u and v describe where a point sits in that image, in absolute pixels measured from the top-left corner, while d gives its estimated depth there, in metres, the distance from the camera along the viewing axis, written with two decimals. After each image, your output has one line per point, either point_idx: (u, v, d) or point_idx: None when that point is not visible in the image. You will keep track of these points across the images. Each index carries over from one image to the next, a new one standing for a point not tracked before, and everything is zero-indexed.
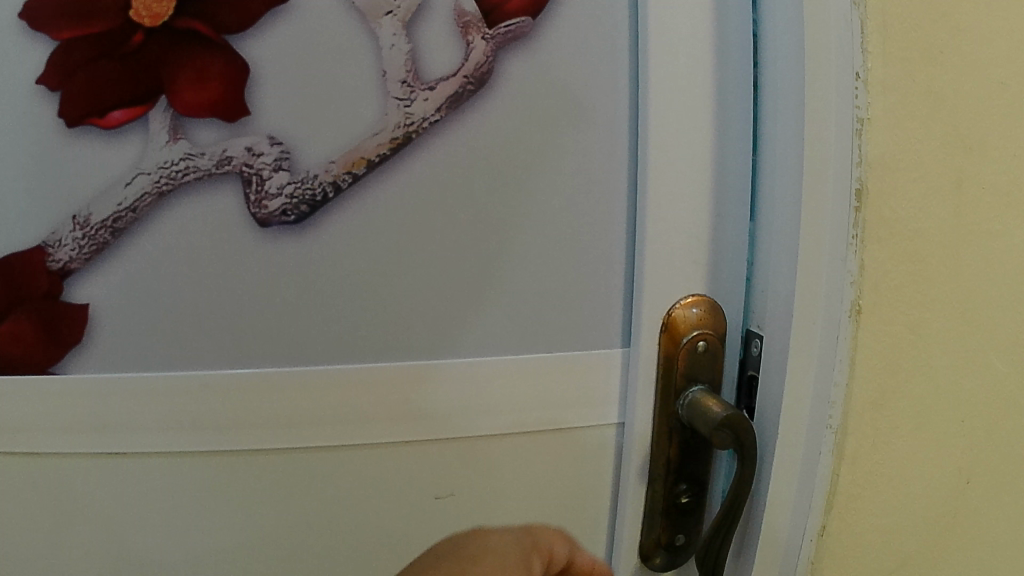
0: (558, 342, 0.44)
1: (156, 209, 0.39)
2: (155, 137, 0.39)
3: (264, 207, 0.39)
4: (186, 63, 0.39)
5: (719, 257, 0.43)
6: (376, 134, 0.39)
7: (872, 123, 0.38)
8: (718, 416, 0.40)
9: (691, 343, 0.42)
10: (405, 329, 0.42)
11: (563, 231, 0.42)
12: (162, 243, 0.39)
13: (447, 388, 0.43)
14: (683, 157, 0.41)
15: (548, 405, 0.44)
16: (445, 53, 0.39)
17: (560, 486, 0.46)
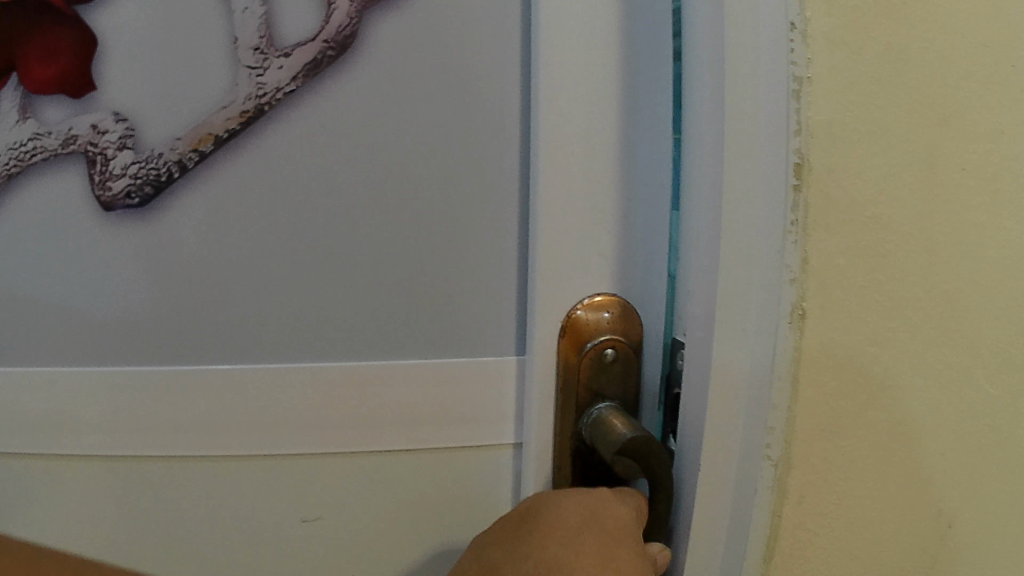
0: (445, 346, 0.38)
1: (6, 194, 0.36)
2: (4, 117, 0.35)
3: (108, 189, 0.36)
4: (38, 36, 0.35)
5: (630, 250, 0.36)
6: (226, 107, 0.35)
7: (815, 83, 0.31)
8: (621, 438, 0.34)
9: (595, 351, 0.36)
10: (267, 326, 0.37)
11: (447, 217, 0.37)
12: (10, 229, 0.36)
13: (319, 394, 0.38)
14: (584, 128, 0.35)
15: (436, 421, 0.38)
16: (303, 16, 0.35)
17: (449, 511, 0.39)
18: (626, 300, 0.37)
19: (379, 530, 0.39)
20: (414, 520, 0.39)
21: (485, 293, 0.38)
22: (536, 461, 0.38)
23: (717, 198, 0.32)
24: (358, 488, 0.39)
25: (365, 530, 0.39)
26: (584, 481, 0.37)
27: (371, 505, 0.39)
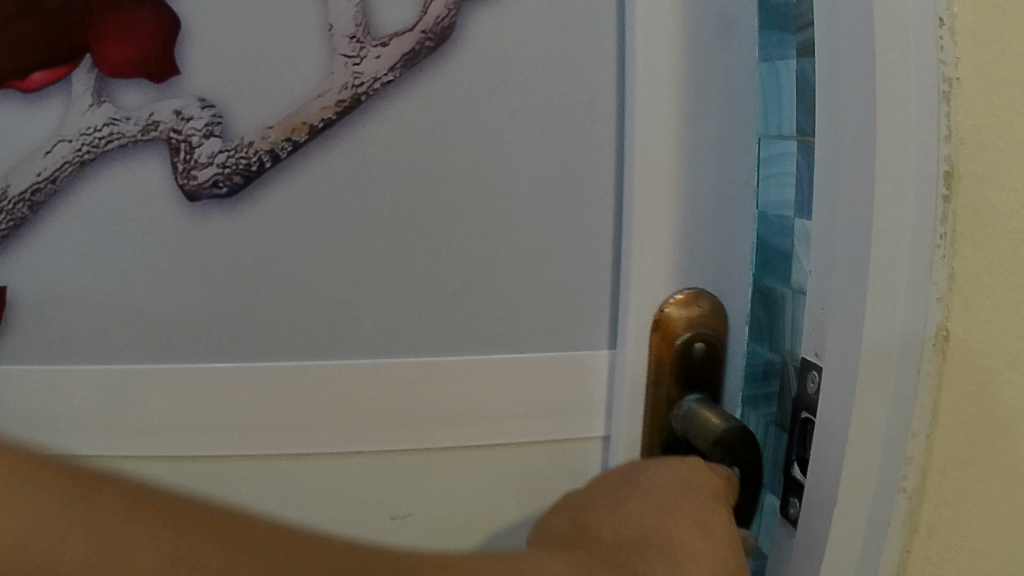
0: (538, 342, 0.36)
1: (78, 180, 0.33)
2: (77, 100, 0.33)
3: (193, 178, 0.33)
4: (115, 16, 0.32)
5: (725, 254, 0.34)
6: (321, 95, 0.33)
7: (964, 83, 0.25)
8: (717, 430, 0.31)
9: (684, 343, 0.34)
10: (353, 320, 0.35)
11: (548, 215, 0.35)
12: (87, 216, 0.34)
13: (407, 390, 0.35)
14: (702, 127, 0.33)
15: (528, 425, 0.36)
16: (400, 5, 0.32)
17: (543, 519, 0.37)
18: (721, 295, 0.34)
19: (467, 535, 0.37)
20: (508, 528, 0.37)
21: (582, 295, 0.36)
22: None
23: (842, 190, 0.27)
24: (447, 491, 0.37)
25: (455, 535, 0.37)
26: None
27: (460, 508, 0.37)
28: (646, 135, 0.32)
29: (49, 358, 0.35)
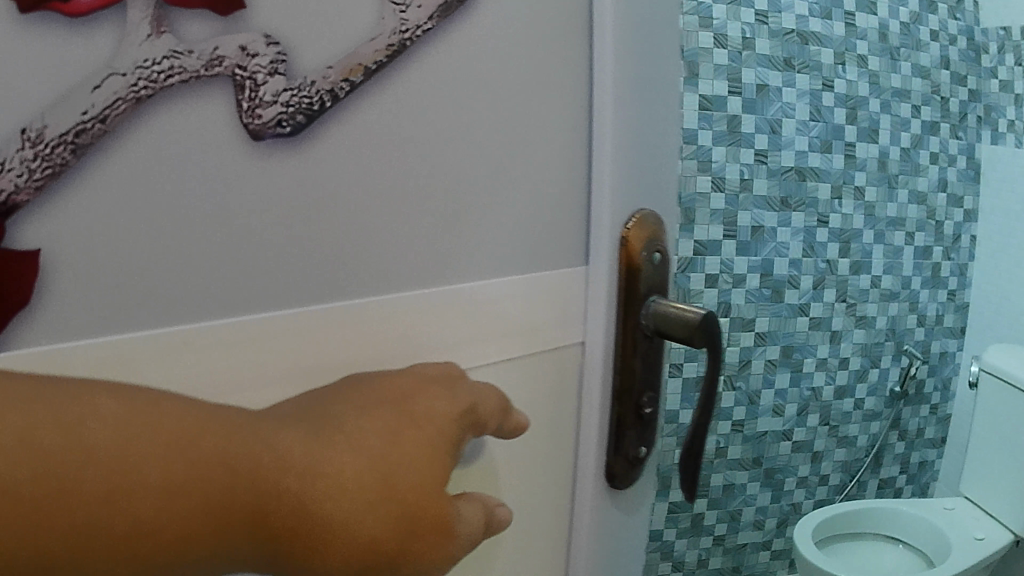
0: (508, 270, 0.61)
1: (131, 119, 0.41)
2: (134, 31, 0.41)
3: (258, 117, 0.45)
4: None
5: (627, 150, 0.64)
6: (374, 40, 0.48)
7: None
8: (695, 319, 0.65)
9: (648, 257, 0.66)
10: (411, 269, 0.55)
11: (520, 154, 0.59)
12: (135, 156, 0.42)
13: (467, 306, 0.59)
14: (623, 90, 0.62)
15: (541, 328, 0.64)
16: None
17: (546, 387, 0.66)
18: (657, 215, 0.67)
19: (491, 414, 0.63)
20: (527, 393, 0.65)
21: (511, 212, 0.60)
22: (593, 347, 0.67)
23: None
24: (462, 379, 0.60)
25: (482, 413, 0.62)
26: (640, 347, 0.68)
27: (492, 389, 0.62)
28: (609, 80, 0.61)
29: (109, 286, 0.42)
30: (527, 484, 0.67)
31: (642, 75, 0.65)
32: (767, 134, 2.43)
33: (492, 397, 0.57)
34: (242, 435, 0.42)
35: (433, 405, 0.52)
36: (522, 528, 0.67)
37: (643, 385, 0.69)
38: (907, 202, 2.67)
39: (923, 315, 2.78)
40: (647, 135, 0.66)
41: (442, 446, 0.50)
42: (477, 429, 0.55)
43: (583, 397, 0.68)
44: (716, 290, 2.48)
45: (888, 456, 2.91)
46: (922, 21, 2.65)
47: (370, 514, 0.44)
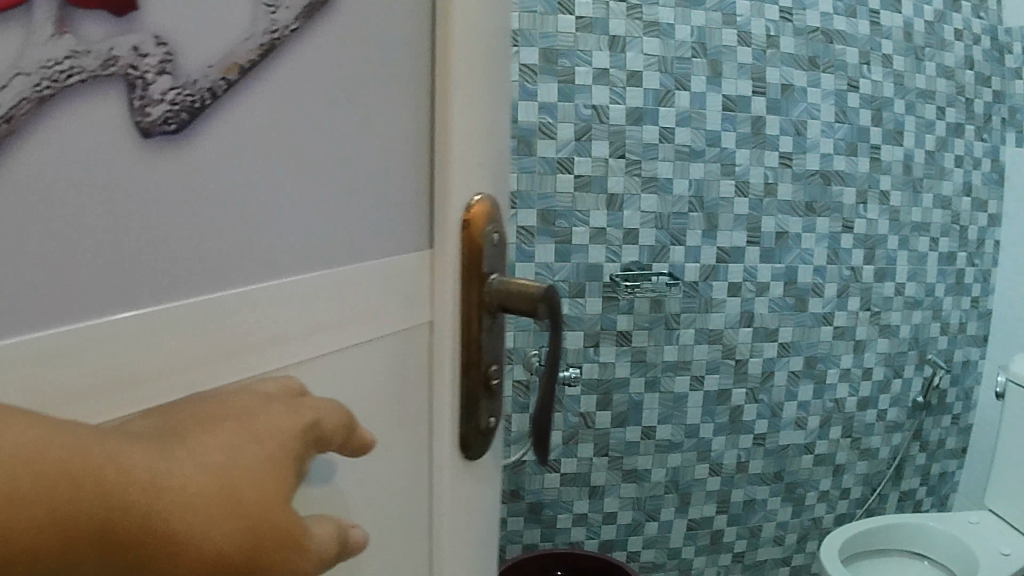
0: (371, 254, 0.62)
1: (35, 124, 0.38)
2: (39, 28, 0.38)
3: (147, 117, 0.43)
4: None
5: (476, 142, 0.68)
6: (248, 40, 0.48)
7: None
8: (538, 293, 0.71)
9: (488, 234, 0.70)
10: (286, 256, 0.55)
11: (376, 148, 0.61)
12: (38, 162, 0.39)
13: (335, 292, 0.59)
14: (473, 87, 0.67)
15: (403, 309, 0.66)
16: None
17: (406, 370, 0.68)
18: (493, 195, 0.71)
19: (360, 400, 0.63)
20: (389, 377, 0.66)
21: (370, 201, 0.61)
22: (443, 327, 0.70)
23: None
24: (330, 366, 0.60)
25: (351, 398, 0.62)
26: (485, 321, 0.72)
27: (359, 375, 0.63)
28: (462, 77, 0.65)
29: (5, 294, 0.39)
30: (393, 466, 0.69)
31: (489, 74, 0.69)
32: (792, 135, 2.40)
33: (336, 414, 0.53)
34: (76, 442, 0.34)
35: (277, 414, 0.47)
36: (399, 507, 0.70)
37: (490, 358, 0.74)
38: (932, 206, 2.61)
39: (947, 322, 2.69)
40: (491, 128, 0.70)
41: (287, 458, 0.45)
42: (320, 446, 0.51)
43: (439, 376, 0.71)
44: (740, 298, 2.40)
45: (909, 468, 2.78)
46: (949, 18, 2.56)
47: (222, 530, 0.38)
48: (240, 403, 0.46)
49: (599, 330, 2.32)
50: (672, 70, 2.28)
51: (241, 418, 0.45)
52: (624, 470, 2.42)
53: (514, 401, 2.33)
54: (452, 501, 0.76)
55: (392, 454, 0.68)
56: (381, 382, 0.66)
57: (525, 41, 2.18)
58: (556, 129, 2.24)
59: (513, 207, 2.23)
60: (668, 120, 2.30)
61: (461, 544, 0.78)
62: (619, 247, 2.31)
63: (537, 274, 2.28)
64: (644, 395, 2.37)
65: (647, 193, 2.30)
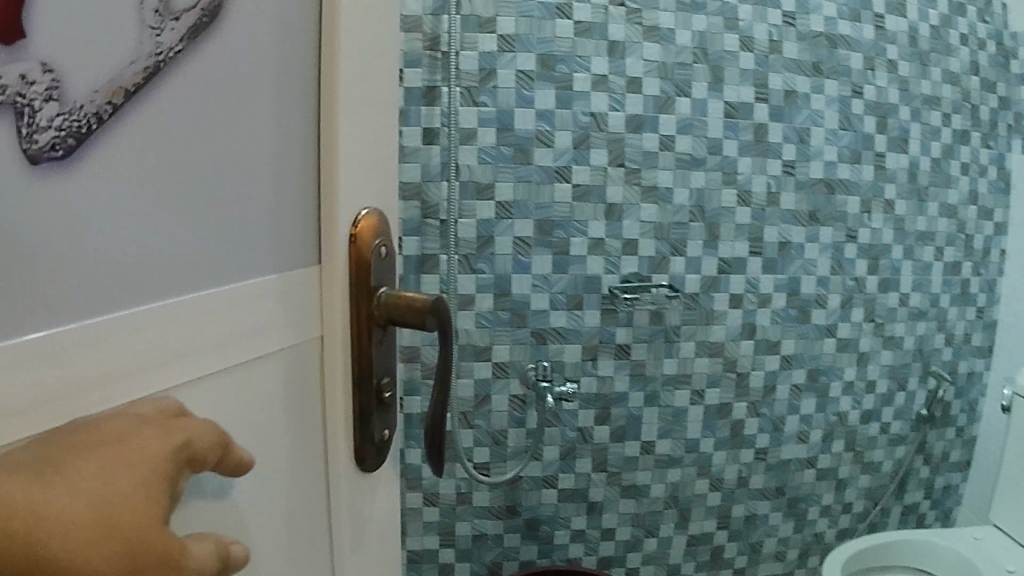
0: (260, 269, 0.64)
1: None
2: None
3: (35, 143, 0.44)
4: None
5: (361, 158, 0.70)
6: (134, 62, 0.48)
7: None
8: (427, 304, 0.74)
9: (376, 251, 0.72)
10: (175, 272, 0.55)
11: (261, 163, 0.62)
12: None
13: (227, 308, 0.60)
14: (360, 104, 0.69)
15: (294, 322, 0.68)
16: None
17: (297, 380, 0.70)
18: (380, 208, 0.73)
19: (253, 414, 0.65)
20: (280, 387, 0.68)
21: (256, 215, 0.63)
22: (333, 338, 0.72)
23: None
24: (223, 383, 0.61)
25: (241, 410, 0.63)
26: (375, 334, 0.74)
27: (253, 390, 0.64)
28: (349, 94, 0.67)
29: None
30: (286, 474, 0.70)
31: (375, 90, 0.71)
32: (795, 143, 2.35)
33: (208, 435, 0.55)
34: None
35: (152, 440, 0.49)
36: (291, 514, 0.72)
37: (382, 370, 0.77)
38: (937, 215, 2.56)
39: (951, 333, 2.64)
40: (376, 142, 0.72)
41: (159, 483, 0.48)
42: (192, 467, 0.53)
43: (330, 385, 0.73)
44: (742, 310, 2.34)
45: (913, 481, 2.73)
46: (954, 23, 2.51)
47: (97, 555, 0.42)
48: (118, 428, 0.48)
49: (598, 343, 2.26)
50: (673, 76, 2.22)
51: (118, 445, 0.47)
52: (623, 486, 2.36)
53: (510, 416, 2.27)
54: (349, 504, 0.78)
55: (284, 461, 0.70)
56: (272, 392, 0.67)
57: (522, 46, 2.12)
58: (553, 137, 2.18)
59: (510, 217, 2.19)
60: (669, 127, 2.23)
61: (360, 541, 0.82)
62: (618, 257, 2.25)
63: (534, 286, 2.22)
64: (643, 409, 2.32)
65: (647, 203, 2.24)
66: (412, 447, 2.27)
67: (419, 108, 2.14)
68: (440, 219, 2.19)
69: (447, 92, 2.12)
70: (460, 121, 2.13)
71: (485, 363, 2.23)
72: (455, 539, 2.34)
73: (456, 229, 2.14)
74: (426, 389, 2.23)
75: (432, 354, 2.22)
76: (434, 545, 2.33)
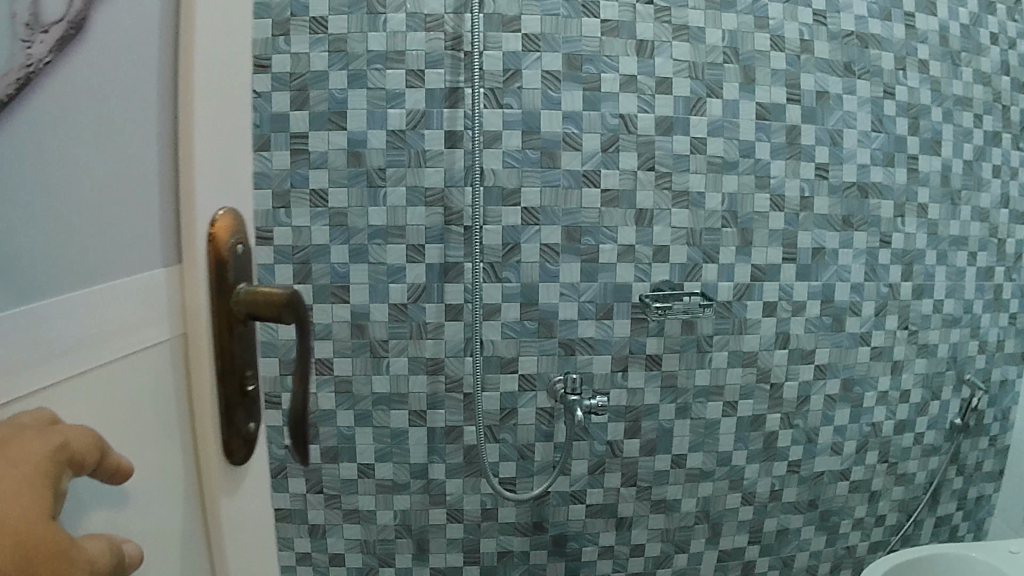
0: (123, 272, 0.52)
1: None
2: None
3: None
4: None
5: (225, 157, 0.62)
6: (5, 75, 0.41)
7: None
8: (285, 298, 0.62)
9: (231, 244, 0.61)
10: (38, 291, 0.45)
11: (127, 160, 0.53)
12: None
13: (89, 315, 0.49)
14: (222, 100, 0.61)
15: (156, 328, 0.56)
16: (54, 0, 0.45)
17: (163, 396, 0.58)
18: (238, 209, 0.64)
19: (120, 436, 0.54)
20: (146, 405, 0.56)
21: (119, 215, 0.52)
22: (199, 346, 0.60)
23: None
24: (85, 402, 0.50)
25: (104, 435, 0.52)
26: (232, 333, 0.62)
27: (117, 409, 0.53)
28: (214, 90, 0.59)
29: None
30: (156, 508, 0.58)
31: (235, 89, 0.63)
32: (828, 145, 2.27)
33: (88, 435, 0.47)
34: None
35: (30, 432, 0.42)
36: (166, 551, 0.59)
37: (244, 373, 0.64)
38: (970, 219, 2.49)
39: (985, 340, 2.57)
40: (235, 142, 0.64)
41: (50, 471, 0.41)
42: (75, 468, 0.45)
43: (200, 400, 0.61)
44: (775, 319, 2.27)
45: (946, 493, 2.66)
46: (984, 22, 2.44)
47: None
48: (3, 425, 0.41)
49: (628, 353, 2.19)
50: (704, 76, 2.14)
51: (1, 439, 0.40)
52: (652, 501, 2.28)
53: (538, 430, 2.18)
54: (233, 525, 0.67)
55: (158, 490, 0.58)
56: (136, 412, 0.55)
57: (547, 46, 2.04)
58: (581, 140, 2.10)
59: (537, 223, 2.11)
60: (700, 129, 2.15)
61: (246, 556, 0.70)
62: (649, 265, 2.17)
63: (562, 295, 2.14)
64: (674, 422, 2.24)
65: (678, 208, 2.17)
66: (436, 462, 2.19)
67: (442, 111, 2.05)
68: (464, 225, 2.10)
69: (470, 93, 2.03)
70: (483, 124, 2.05)
71: (511, 375, 2.15)
72: (480, 557, 2.25)
73: (481, 236, 2.06)
74: (451, 402, 2.16)
75: (456, 367, 2.16)
76: (459, 563, 2.25)
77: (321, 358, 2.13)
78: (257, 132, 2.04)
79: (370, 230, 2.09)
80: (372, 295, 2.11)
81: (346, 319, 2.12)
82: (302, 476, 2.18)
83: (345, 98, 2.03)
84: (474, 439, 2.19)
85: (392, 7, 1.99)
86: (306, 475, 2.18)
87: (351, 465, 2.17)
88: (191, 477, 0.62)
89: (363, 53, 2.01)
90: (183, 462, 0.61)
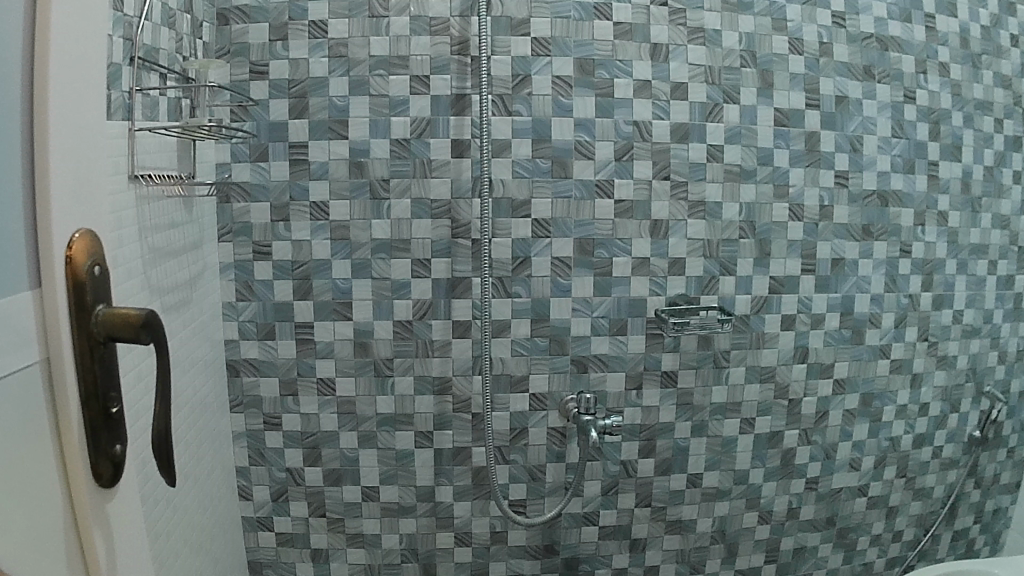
0: None
1: None
2: None
3: None
4: None
5: (83, 176, 0.58)
6: None
7: None
8: (144, 315, 0.64)
9: (91, 266, 0.59)
10: None
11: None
12: None
13: None
14: (79, 107, 0.57)
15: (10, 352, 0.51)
16: None
17: (22, 428, 0.53)
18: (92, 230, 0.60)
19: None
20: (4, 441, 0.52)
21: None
22: (60, 373, 0.56)
23: None
24: None
25: None
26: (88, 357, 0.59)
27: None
28: (67, 98, 0.55)
29: None
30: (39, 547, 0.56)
31: (94, 92, 0.59)
32: (847, 152, 2.19)
33: None
34: None
35: None
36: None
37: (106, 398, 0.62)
38: (991, 227, 2.41)
39: (1005, 351, 2.50)
40: (91, 152, 0.59)
41: None
42: None
43: (72, 423, 0.58)
44: (794, 332, 2.17)
45: (963, 506, 2.60)
46: (1004, 23, 2.35)
47: None
48: None
49: (643, 370, 2.11)
50: (720, 81, 2.05)
51: None
52: (667, 521, 2.21)
53: (549, 450, 2.11)
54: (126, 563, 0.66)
55: (28, 533, 0.55)
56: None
57: (558, 50, 1.94)
58: (593, 148, 2.01)
59: (548, 236, 2.02)
60: (716, 136, 2.06)
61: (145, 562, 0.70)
62: (664, 278, 2.09)
63: (575, 311, 2.06)
64: (690, 441, 2.17)
65: (694, 218, 2.08)
66: (444, 484, 2.10)
67: (448, 118, 1.95)
68: (472, 239, 2.01)
69: (478, 100, 1.93)
70: (492, 133, 1.95)
71: (521, 395, 2.07)
72: None
73: (491, 250, 1.97)
74: (459, 423, 2.08)
75: (464, 386, 2.07)
76: None
77: (323, 378, 2.04)
78: (253, 142, 1.94)
79: (373, 244, 1.99)
80: (376, 313, 2.02)
81: (349, 337, 2.03)
82: (304, 500, 2.09)
83: (347, 106, 1.93)
84: (483, 460, 2.10)
85: (396, 10, 1.89)
86: (308, 499, 2.09)
87: (354, 488, 2.09)
88: (69, 525, 0.59)
89: (365, 58, 1.91)
90: (58, 505, 0.58)
